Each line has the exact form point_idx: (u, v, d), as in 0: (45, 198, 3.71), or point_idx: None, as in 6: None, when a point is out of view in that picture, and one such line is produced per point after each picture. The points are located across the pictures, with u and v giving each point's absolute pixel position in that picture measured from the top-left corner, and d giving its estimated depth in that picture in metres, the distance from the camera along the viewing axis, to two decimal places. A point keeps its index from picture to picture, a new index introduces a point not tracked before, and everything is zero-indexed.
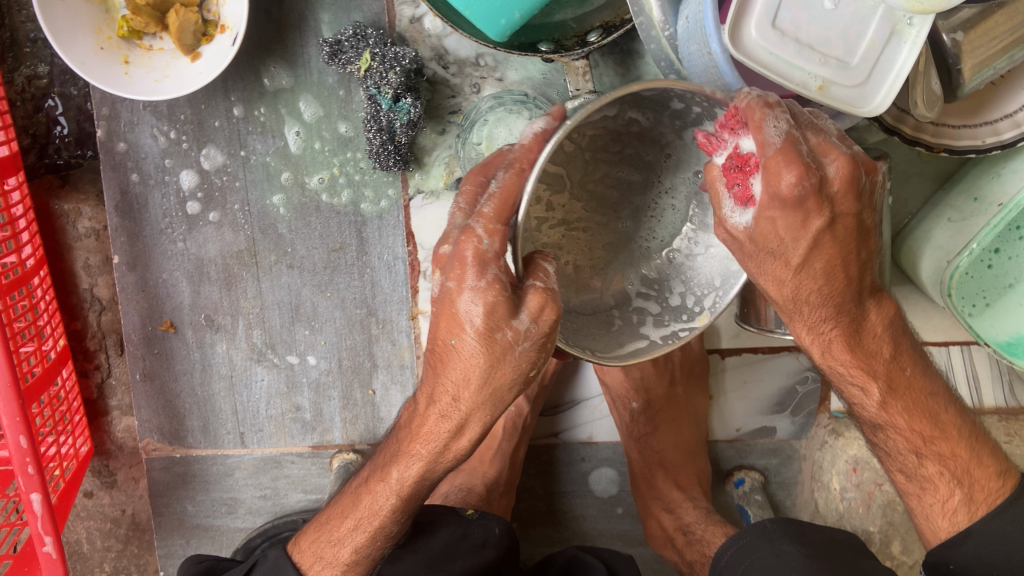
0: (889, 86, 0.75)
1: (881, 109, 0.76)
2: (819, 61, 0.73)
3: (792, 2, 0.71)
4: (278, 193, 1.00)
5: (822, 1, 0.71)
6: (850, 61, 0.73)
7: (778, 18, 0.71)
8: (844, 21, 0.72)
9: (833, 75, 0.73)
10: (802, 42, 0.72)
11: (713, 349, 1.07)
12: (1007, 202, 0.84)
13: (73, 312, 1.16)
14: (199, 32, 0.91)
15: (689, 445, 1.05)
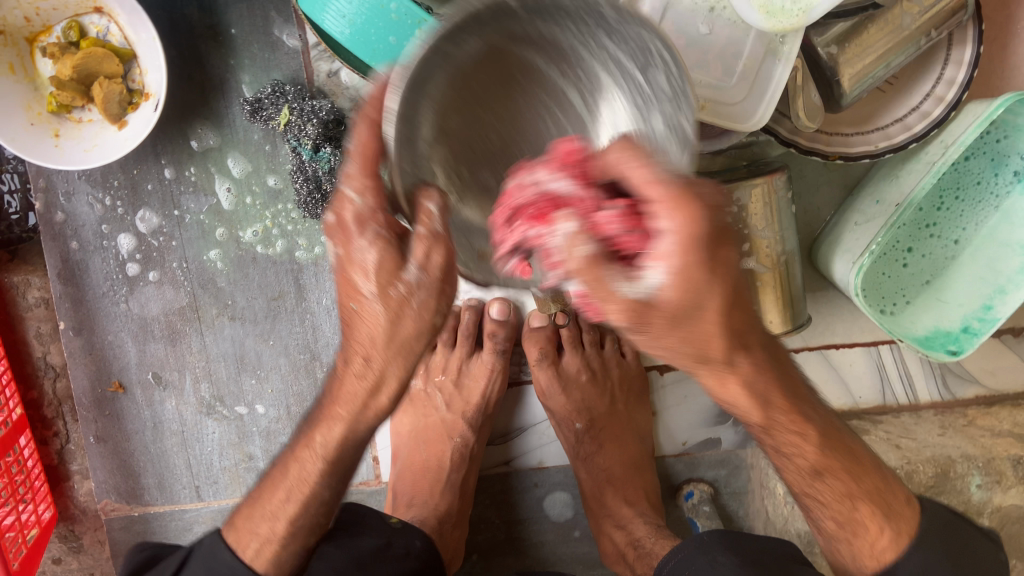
0: (768, 103, 0.73)
1: (763, 124, 0.74)
2: (699, 82, 0.73)
3: (669, 28, 0.72)
4: (214, 248, 1.03)
5: (697, 27, 0.73)
6: (730, 81, 0.73)
7: (657, 46, 0.72)
8: (720, 43, 0.73)
9: (714, 95, 0.74)
10: (682, 66, 0.73)
11: (650, 366, 1.09)
12: (904, 201, 0.88)
13: (29, 381, 1.19)
14: (125, 101, 0.95)
15: (635, 459, 1.04)
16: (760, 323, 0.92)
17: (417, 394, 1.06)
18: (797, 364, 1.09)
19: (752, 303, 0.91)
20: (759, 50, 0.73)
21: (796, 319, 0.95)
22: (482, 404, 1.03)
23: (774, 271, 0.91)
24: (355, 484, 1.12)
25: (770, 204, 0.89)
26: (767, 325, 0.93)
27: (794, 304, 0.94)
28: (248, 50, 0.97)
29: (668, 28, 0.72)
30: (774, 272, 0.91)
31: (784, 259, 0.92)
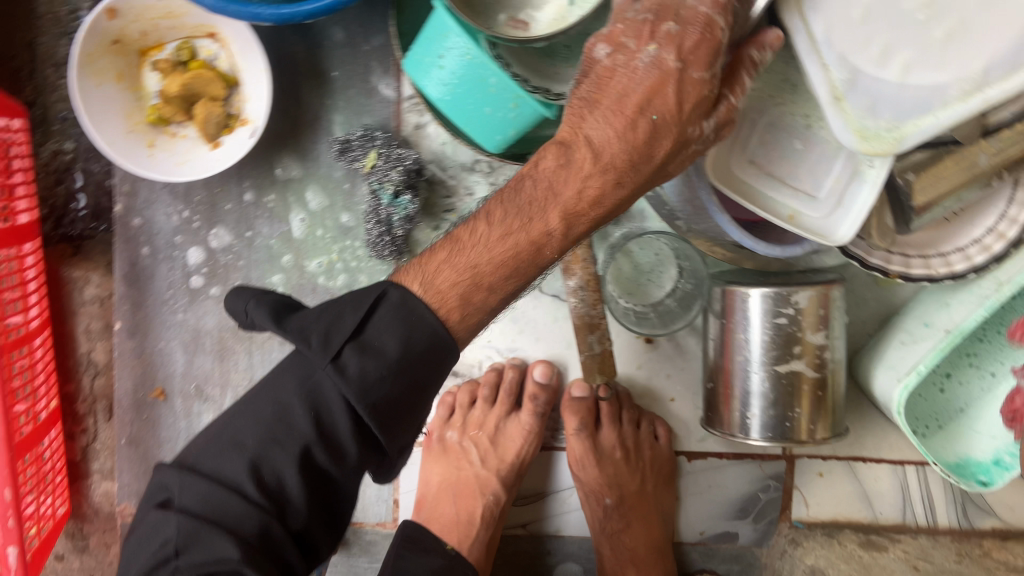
0: (853, 220, 0.80)
1: (846, 241, 0.81)
2: (790, 193, 0.82)
3: (767, 141, 0.83)
4: (278, 273, 1.06)
5: (791, 143, 0.82)
6: (818, 195, 0.82)
7: (751, 155, 0.82)
8: (811, 161, 0.82)
9: (802, 207, 0.82)
10: (775, 176, 0.83)
11: (679, 450, 1.11)
12: (953, 329, 0.91)
13: (68, 374, 1.21)
14: (222, 123, 0.99)
15: (658, 543, 1.06)
16: (799, 428, 0.94)
17: (451, 445, 1.10)
18: (823, 470, 1.11)
19: (795, 405, 0.93)
20: (847, 171, 0.80)
21: (835, 428, 0.96)
22: (515, 463, 1.06)
23: (820, 376, 0.94)
24: (371, 525, 1.11)
25: (823, 313, 0.92)
26: (803, 430, 0.94)
27: (834, 412, 0.96)
28: (344, 93, 1.02)
29: (764, 140, 0.83)
30: (820, 377, 0.94)
31: (831, 367, 0.95)
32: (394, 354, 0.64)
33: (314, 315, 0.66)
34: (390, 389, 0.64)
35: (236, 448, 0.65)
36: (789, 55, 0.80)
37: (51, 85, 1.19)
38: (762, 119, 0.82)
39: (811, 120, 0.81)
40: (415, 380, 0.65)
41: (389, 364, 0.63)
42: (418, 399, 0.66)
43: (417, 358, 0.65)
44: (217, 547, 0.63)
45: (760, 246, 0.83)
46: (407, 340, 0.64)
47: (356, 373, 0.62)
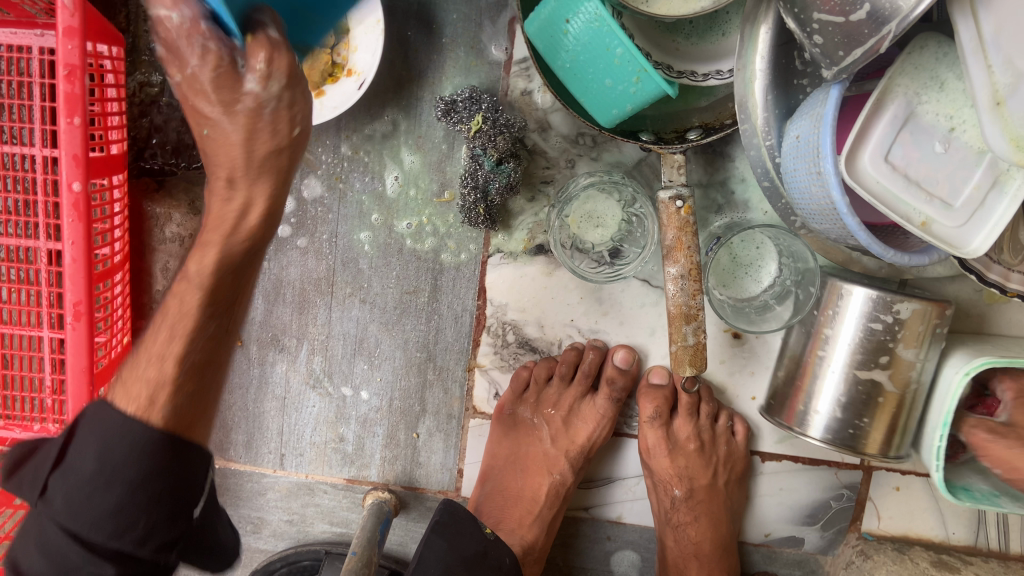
0: (987, 233, 0.79)
1: (976, 254, 0.80)
2: (926, 199, 0.78)
3: (906, 140, 0.78)
4: (366, 231, 1.04)
5: (932, 144, 0.78)
6: (955, 204, 0.78)
7: (890, 153, 0.77)
8: (951, 165, 0.78)
9: (937, 215, 0.78)
10: (911, 178, 0.78)
11: (754, 450, 1.08)
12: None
13: (141, 310, 1.21)
14: (326, 72, 0.96)
15: (724, 541, 1.03)
16: (862, 439, 0.91)
17: (522, 420, 1.06)
18: (900, 485, 1.07)
19: (864, 414, 0.90)
20: (988, 179, 0.78)
21: (899, 447, 0.92)
22: (586, 446, 1.04)
23: (900, 394, 0.90)
24: (433, 491, 1.10)
25: (927, 327, 0.88)
26: (868, 441, 0.91)
27: (903, 433, 0.92)
28: (453, 52, 0.99)
29: (905, 139, 0.78)
30: (899, 395, 0.90)
31: (914, 386, 0.90)
32: (91, 470, 0.62)
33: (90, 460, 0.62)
34: (110, 500, 0.61)
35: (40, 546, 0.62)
36: (938, 53, 0.78)
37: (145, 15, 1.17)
38: (906, 115, 0.77)
39: (955, 122, 0.77)
40: (134, 481, 0.62)
41: (88, 482, 0.61)
42: (169, 502, 0.63)
43: (122, 466, 0.62)
44: None
45: (887, 253, 0.79)
46: (102, 457, 0.62)
47: (63, 502, 0.62)
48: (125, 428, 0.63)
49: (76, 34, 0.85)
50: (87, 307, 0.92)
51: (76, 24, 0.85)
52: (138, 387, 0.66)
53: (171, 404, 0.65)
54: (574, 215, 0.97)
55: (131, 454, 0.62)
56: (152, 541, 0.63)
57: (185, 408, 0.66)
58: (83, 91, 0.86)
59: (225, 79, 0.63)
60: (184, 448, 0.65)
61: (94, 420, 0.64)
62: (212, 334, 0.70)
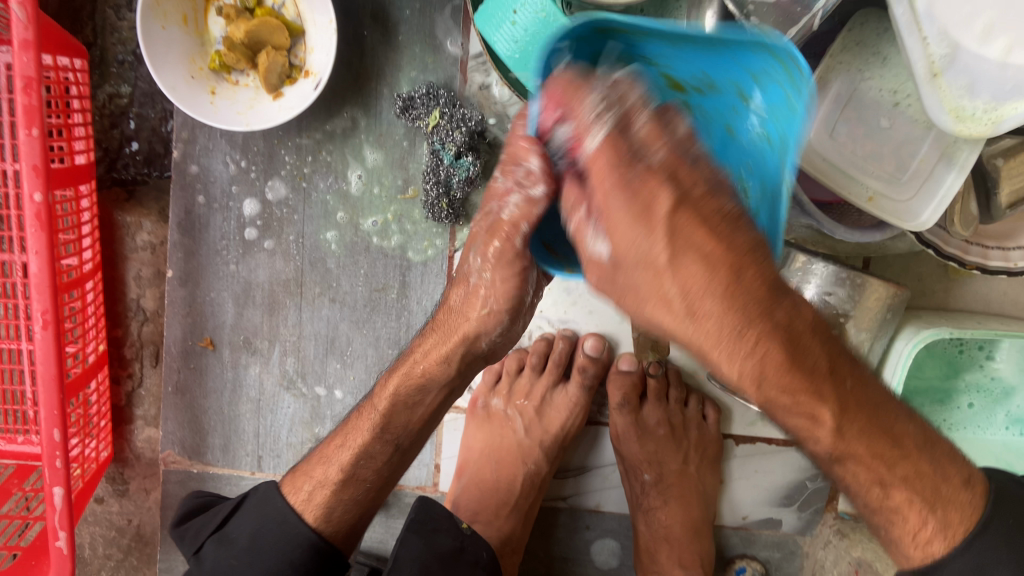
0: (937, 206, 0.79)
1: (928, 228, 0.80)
2: (873, 173, 0.80)
3: (851, 117, 0.80)
4: (332, 230, 1.05)
5: (878, 119, 0.80)
6: (902, 177, 0.79)
7: (834, 132, 0.80)
8: (897, 139, 0.80)
9: (885, 189, 0.79)
10: (857, 154, 0.80)
11: (726, 433, 1.09)
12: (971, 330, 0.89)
13: (117, 319, 1.21)
14: (285, 74, 0.98)
15: (696, 524, 1.03)
16: None
17: (495, 412, 1.06)
18: None
19: None
20: (935, 152, 0.78)
21: None
22: (559, 435, 1.04)
23: None
24: (411, 487, 1.11)
25: (880, 312, 0.90)
26: None
27: None
28: (409, 49, 1.00)
29: (848, 117, 0.80)
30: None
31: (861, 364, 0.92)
32: (246, 544, 0.81)
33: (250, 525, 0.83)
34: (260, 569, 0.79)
35: None
36: (880, 29, 0.78)
37: (111, 27, 1.18)
38: (849, 93, 0.80)
39: (899, 96, 0.79)
40: (292, 562, 0.79)
41: (244, 552, 0.80)
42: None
43: (270, 551, 0.79)
44: None
45: (838, 229, 0.80)
46: (256, 535, 0.81)
47: (246, 539, 0.81)
48: (284, 518, 0.80)
49: (32, 46, 0.86)
50: (54, 315, 0.93)
51: (31, 37, 0.86)
52: (303, 482, 0.82)
53: (326, 508, 0.80)
54: None
55: (282, 539, 0.80)
56: None
57: (340, 513, 0.80)
58: (40, 102, 0.87)
59: (496, 311, 0.69)
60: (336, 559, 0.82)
61: (264, 503, 0.83)
62: (382, 448, 0.80)
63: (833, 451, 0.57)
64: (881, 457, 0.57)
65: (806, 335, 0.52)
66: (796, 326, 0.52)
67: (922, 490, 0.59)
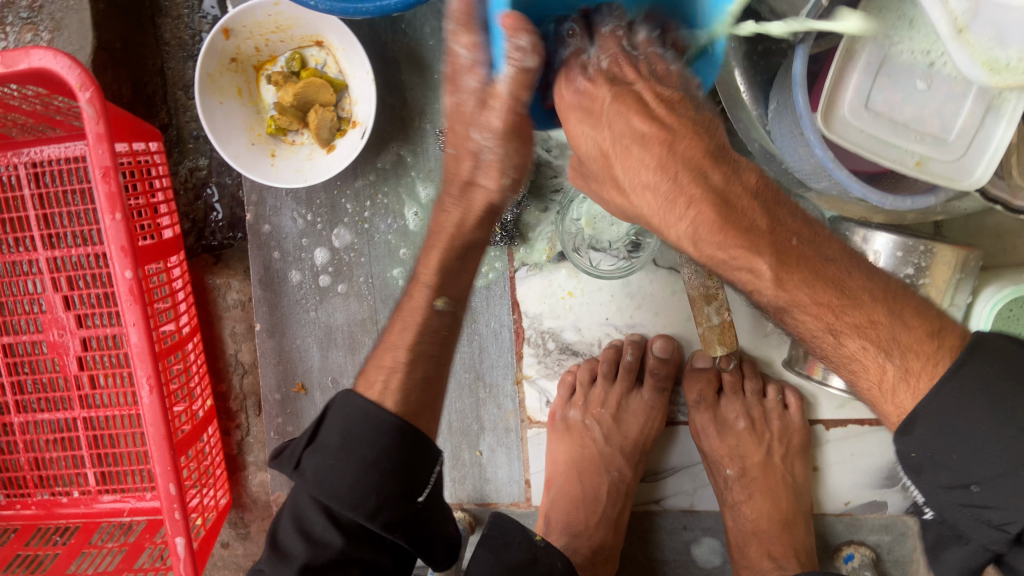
0: (988, 162, 0.77)
1: (982, 183, 0.78)
2: (916, 139, 0.77)
3: (885, 84, 0.76)
4: (398, 266, 1.10)
5: (914, 83, 0.76)
6: (948, 138, 0.77)
7: (871, 100, 0.76)
8: (938, 100, 0.76)
9: (931, 152, 0.77)
10: (897, 121, 0.77)
11: (815, 419, 1.07)
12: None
13: (219, 374, 1.31)
14: (335, 127, 1.04)
15: (786, 515, 1.02)
16: None
17: (574, 423, 1.08)
18: None
19: None
20: (980, 107, 0.76)
21: None
22: (639, 440, 1.06)
23: None
24: (505, 504, 1.14)
25: (954, 276, 0.87)
26: None
27: None
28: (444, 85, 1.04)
29: (883, 84, 0.76)
30: None
31: None
32: (337, 444, 0.72)
33: (336, 429, 0.74)
34: (350, 468, 0.71)
35: (352, 479, 0.71)
36: None
37: (185, 107, 1.29)
38: (881, 59, 0.76)
39: (933, 56, 0.75)
40: (387, 449, 0.72)
41: (333, 455, 0.72)
42: (401, 482, 0.72)
43: (364, 443, 0.72)
44: (358, 508, 0.70)
45: (886, 199, 0.79)
46: (346, 433, 0.73)
47: (338, 437, 0.73)
48: (366, 410, 0.73)
49: (105, 138, 0.95)
50: (157, 379, 1.02)
51: (103, 130, 0.95)
52: (376, 373, 0.78)
53: (402, 393, 0.76)
54: (587, 218, 0.99)
55: (372, 432, 0.72)
56: (382, 513, 0.71)
57: (415, 395, 0.76)
58: (120, 188, 0.96)
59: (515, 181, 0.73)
60: (423, 452, 0.74)
61: (344, 404, 0.75)
62: (442, 320, 0.80)
63: (779, 301, 0.62)
64: (827, 306, 0.62)
65: (743, 200, 0.61)
66: (729, 193, 0.60)
67: (876, 338, 0.62)
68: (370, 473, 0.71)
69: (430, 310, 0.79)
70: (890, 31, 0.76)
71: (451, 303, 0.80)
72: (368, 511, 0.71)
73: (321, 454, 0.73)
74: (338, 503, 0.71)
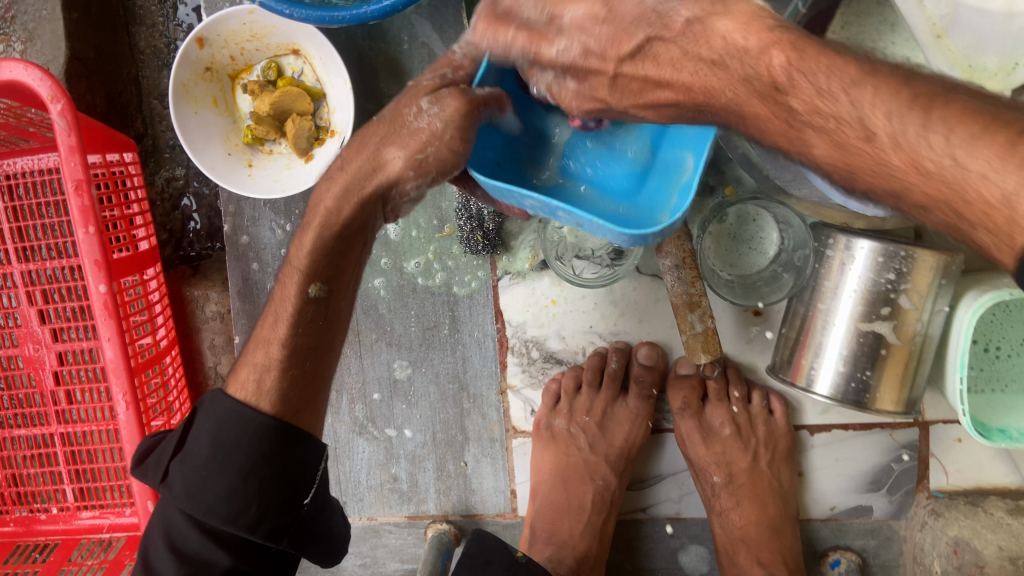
0: None
1: None
2: None
3: None
4: (378, 277, 1.08)
5: None
6: None
7: None
8: None
9: None
10: None
11: (800, 425, 1.07)
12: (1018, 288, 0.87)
13: (199, 388, 1.29)
14: (313, 136, 1.03)
15: (773, 522, 1.01)
16: (869, 394, 0.91)
17: (559, 432, 1.07)
18: (962, 436, 1.04)
19: (867, 366, 0.90)
20: None
21: (909, 404, 0.92)
22: (624, 448, 1.05)
23: (908, 347, 0.89)
24: (491, 515, 1.13)
25: (935, 282, 0.86)
26: (880, 398, 0.91)
27: (914, 385, 0.91)
28: None
29: None
30: (906, 347, 0.89)
31: (922, 340, 0.89)
32: (206, 454, 0.72)
33: (207, 442, 0.72)
34: (224, 481, 0.71)
35: (229, 491, 0.70)
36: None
37: (161, 116, 1.28)
38: None
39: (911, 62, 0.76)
40: (266, 455, 0.72)
41: (203, 466, 0.71)
42: (282, 485, 0.72)
43: (237, 447, 0.72)
44: (240, 519, 0.70)
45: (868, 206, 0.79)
46: (217, 439, 0.72)
47: (208, 447, 0.72)
48: (238, 415, 0.73)
49: (77, 150, 0.93)
50: (133, 395, 1.00)
51: (76, 141, 0.93)
52: (250, 371, 0.77)
53: (278, 392, 0.75)
54: (570, 226, 0.99)
55: (244, 436, 0.73)
56: (264, 525, 0.71)
57: (296, 393, 0.76)
58: (92, 201, 0.94)
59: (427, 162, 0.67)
60: (298, 454, 0.74)
61: (210, 408, 0.75)
62: (317, 306, 0.76)
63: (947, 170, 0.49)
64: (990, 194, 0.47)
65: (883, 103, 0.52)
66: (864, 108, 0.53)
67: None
68: (245, 483, 0.71)
69: (304, 298, 0.74)
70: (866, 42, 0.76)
71: (325, 288, 0.75)
72: (245, 521, 0.70)
73: (189, 468, 0.72)
74: (211, 516, 0.70)
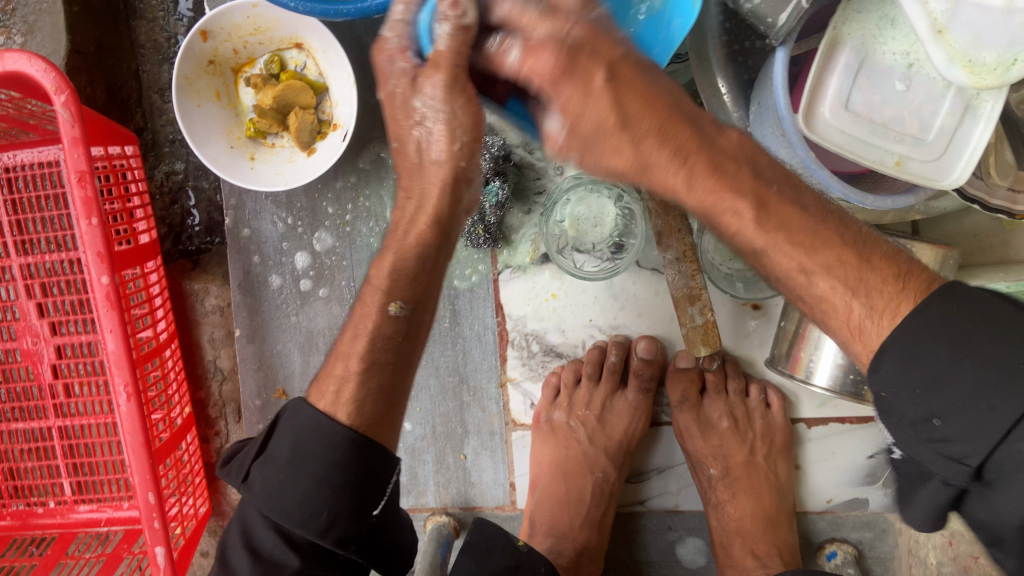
0: (966, 162, 0.77)
1: (961, 183, 0.78)
2: (896, 139, 0.78)
3: (864, 85, 0.77)
4: None
5: (893, 84, 0.77)
6: (927, 138, 0.77)
7: (850, 101, 0.77)
8: (917, 101, 0.78)
9: (910, 152, 0.78)
10: (877, 122, 0.78)
11: (797, 418, 1.08)
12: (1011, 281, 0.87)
13: (198, 381, 1.29)
14: (315, 130, 1.03)
15: (769, 514, 1.02)
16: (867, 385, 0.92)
17: (558, 425, 1.08)
18: None
19: None
20: (958, 106, 0.77)
21: None
22: (623, 440, 1.06)
23: None
24: (490, 508, 1.14)
25: None
26: None
27: None
28: None
29: (863, 85, 0.77)
30: None
31: None
32: (288, 459, 0.71)
33: (289, 449, 0.71)
34: (302, 488, 0.69)
35: (305, 499, 0.69)
36: None
37: (161, 111, 1.28)
38: (862, 61, 0.77)
39: (912, 58, 0.76)
40: (341, 464, 0.70)
41: (285, 470, 0.70)
42: (356, 495, 0.70)
43: (313, 456, 0.70)
44: (312, 524, 0.69)
45: (867, 200, 0.80)
46: (298, 446, 0.71)
47: (290, 452, 0.71)
48: (317, 423, 0.72)
49: (80, 142, 0.93)
50: (134, 387, 1.00)
51: (79, 133, 0.93)
52: (328, 384, 0.77)
53: (351, 403, 0.74)
54: (570, 220, 1.00)
55: (322, 444, 0.71)
56: (335, 530, 0.69)
57: (371, 405, 0.75)
58: (95, 192, 0.94)
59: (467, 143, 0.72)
60: (372, 465, 0.72)
61: (293, 415, 0.73)
62: (397, 325, 0.77)
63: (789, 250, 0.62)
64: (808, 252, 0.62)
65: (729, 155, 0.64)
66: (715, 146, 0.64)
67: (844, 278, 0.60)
68: (321, 489, 0.69)
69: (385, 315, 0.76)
70: (867, 39, 0.77)
71: (407, 308, 0.77)
72: (319, 528, 0.69)
73: (271, 475, 0.71)
74: (289, 521, 0.69)
